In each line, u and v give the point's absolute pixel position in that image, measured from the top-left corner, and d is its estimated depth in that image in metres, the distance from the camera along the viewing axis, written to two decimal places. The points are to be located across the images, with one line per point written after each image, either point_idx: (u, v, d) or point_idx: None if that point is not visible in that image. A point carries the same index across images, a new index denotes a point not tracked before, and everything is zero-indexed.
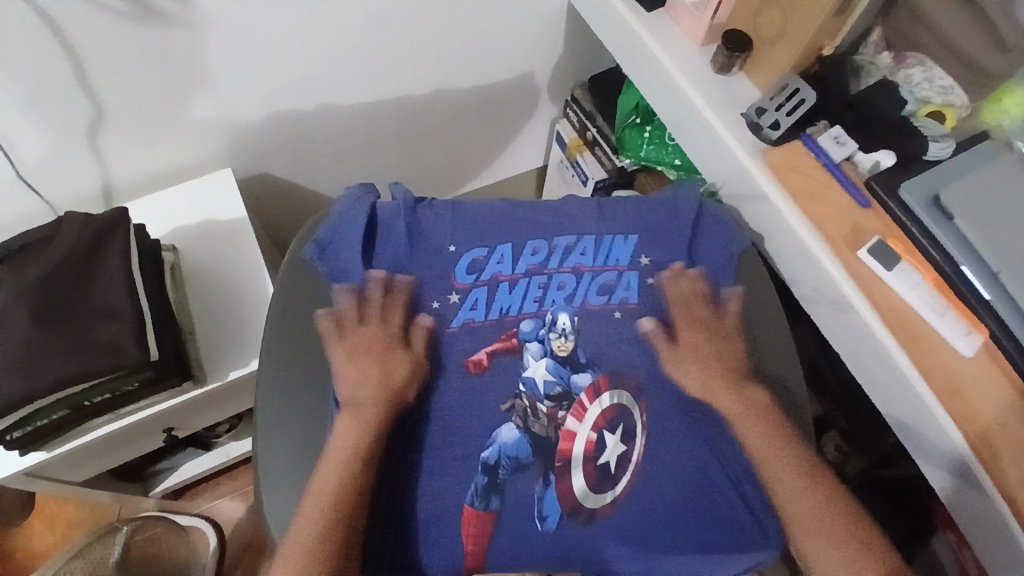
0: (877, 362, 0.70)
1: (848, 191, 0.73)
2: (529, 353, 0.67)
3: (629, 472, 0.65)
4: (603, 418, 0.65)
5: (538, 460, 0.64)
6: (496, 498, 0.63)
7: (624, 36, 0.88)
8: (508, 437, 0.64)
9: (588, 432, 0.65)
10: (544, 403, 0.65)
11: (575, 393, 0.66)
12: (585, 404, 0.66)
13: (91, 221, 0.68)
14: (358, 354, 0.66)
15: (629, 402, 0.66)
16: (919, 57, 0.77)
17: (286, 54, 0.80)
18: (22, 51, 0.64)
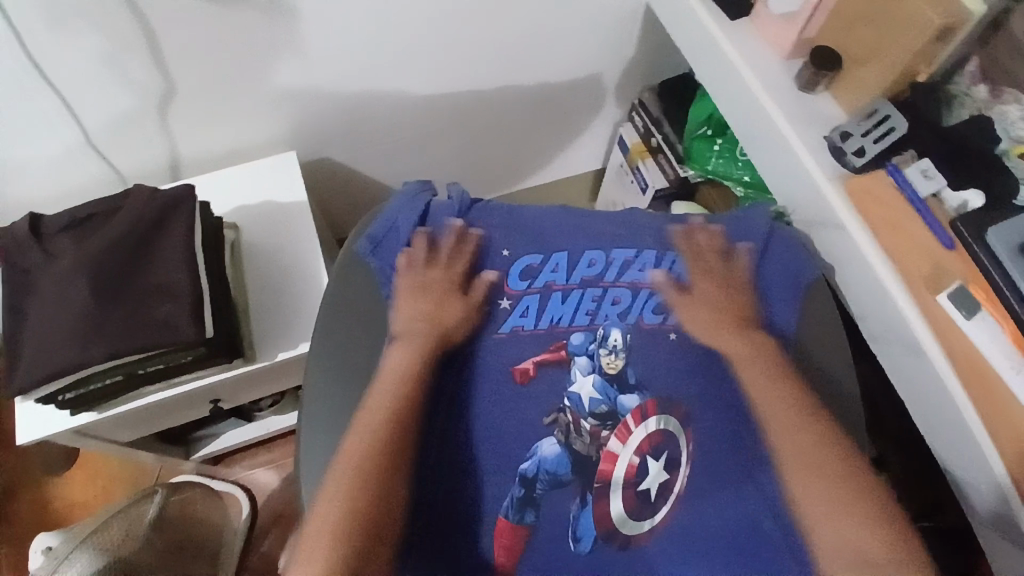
0: (944, 412, 0.66)
1: (931, 228, 0.69)
2: (578, 368, 0.66)
3: (669, 502, 0.63)
4: (648, 443, 0.64)
5: (577, 479, 0.63)
6: (532, 512, 0.61)
7: (703, 44, 0.85)
8: (549, 451, 0.63)
9: (631, 455, 0.63)
10: (588, 420, 0.64)
11: (621, 414, 0.64)
12: (630, 426, 0.64)
13: (156, 197, 0.69)
14: (411, 292, 0.69)
15: (675, 429, 0.65)
16: (1016, 94, 0.72)
17: (356, 38, 0.80)
18: (100, 19, 0.65)
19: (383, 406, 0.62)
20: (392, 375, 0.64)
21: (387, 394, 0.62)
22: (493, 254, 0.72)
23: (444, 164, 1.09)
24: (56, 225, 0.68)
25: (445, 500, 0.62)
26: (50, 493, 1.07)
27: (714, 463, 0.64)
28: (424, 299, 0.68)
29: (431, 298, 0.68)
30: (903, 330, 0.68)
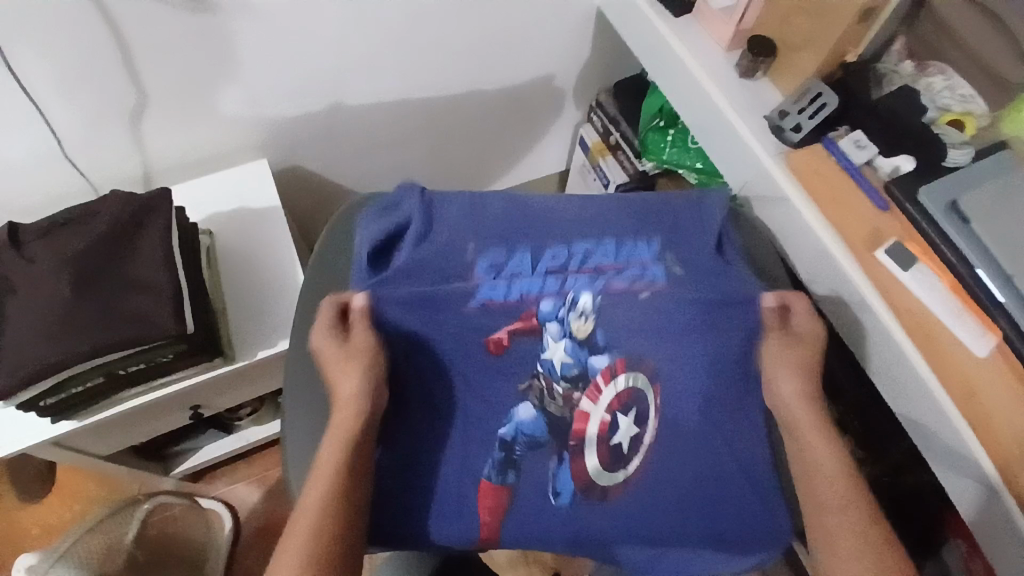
0: (893, 362, 0.70)
1: (867, 194, 0.75)
2: (549, 334, 0.66)
3: (641, 453, 0.67)
4: (618, 400, 0.66)
5: (553, 440, 0.66)
6: (513, 473, 0.66)
7: (649, 40, 0.91)
8: (525, 415, 0.66)
9: (603, 412, 0.66)
10: (561, 385, 0.66)
11: (591, 375, 0.66)
12: (600, 386, 0.66)
13: (134, 198, 0.73)
14: (343, 377, 0.63)
15: (644, 385, 0.67)
16: (940, 66, 0.79)
17: (322, 44, 0.84)
18: (73, 31, 0.69)
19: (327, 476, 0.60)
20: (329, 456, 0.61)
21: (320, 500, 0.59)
22: (459, 244, 0.70)
23: (412, 169, 1.14)
24: (33, 231, 0.70)
25: (426, 473, 0.66)
26: (26, 516, 1.06)
27: (681, 421, 0.67)
28: (351, 391, 0.63)
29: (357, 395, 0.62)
30: (847, 287, 0.72)
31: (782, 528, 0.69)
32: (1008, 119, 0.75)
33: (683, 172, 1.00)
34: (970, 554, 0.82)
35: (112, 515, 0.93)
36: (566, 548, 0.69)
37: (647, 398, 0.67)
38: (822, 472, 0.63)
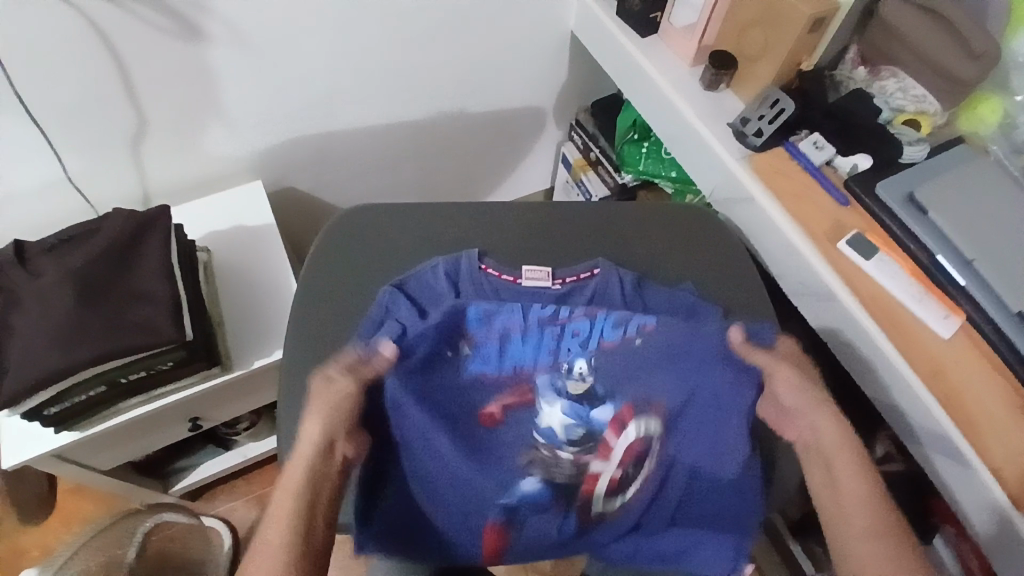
0: (860, 348, 0.73)
1: (829, 191, 0.78)
2: (543, 401, 0.64)
3: (638, 483, 0.65)
4: (628, 453, 0.64)
5: (555, 502, 0.65)
6: (517, 522, 0.65)
7: (619, 57, 0.97)
8: (523, 441, 0.64)
9: (614, 468, 0.64)
10: (566, 450, 0.64)
11: (598, 433, 0.64)
12: (610, 441, 0.64)
13: (135, 214, 0.78)
14: (310, 416, 0.61)
15: (655, 430, 0.63)
16: (893, 70, 0.84)
17: (313, 72, 0.90)
18: (78, 63, 0.74)
19: (296, 488, 0.59)
20: (300, 466, 0.60)
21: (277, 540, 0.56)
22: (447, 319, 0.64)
23: (402, 189, 1.19)
24: (39, 248, 0.75)
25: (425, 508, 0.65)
26: (25, 539, 1.08)
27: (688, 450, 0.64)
28: (318, 428, 0.60)
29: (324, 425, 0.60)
30: (814, 279, 0.75)
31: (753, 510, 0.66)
32: (962, 117, 0.82)
33: (660, 181, 1.05)
34: (958, 536, 0.83)
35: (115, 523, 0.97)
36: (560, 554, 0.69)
37: (656, 444, 0.64)
38: (844, 509, 0.61)
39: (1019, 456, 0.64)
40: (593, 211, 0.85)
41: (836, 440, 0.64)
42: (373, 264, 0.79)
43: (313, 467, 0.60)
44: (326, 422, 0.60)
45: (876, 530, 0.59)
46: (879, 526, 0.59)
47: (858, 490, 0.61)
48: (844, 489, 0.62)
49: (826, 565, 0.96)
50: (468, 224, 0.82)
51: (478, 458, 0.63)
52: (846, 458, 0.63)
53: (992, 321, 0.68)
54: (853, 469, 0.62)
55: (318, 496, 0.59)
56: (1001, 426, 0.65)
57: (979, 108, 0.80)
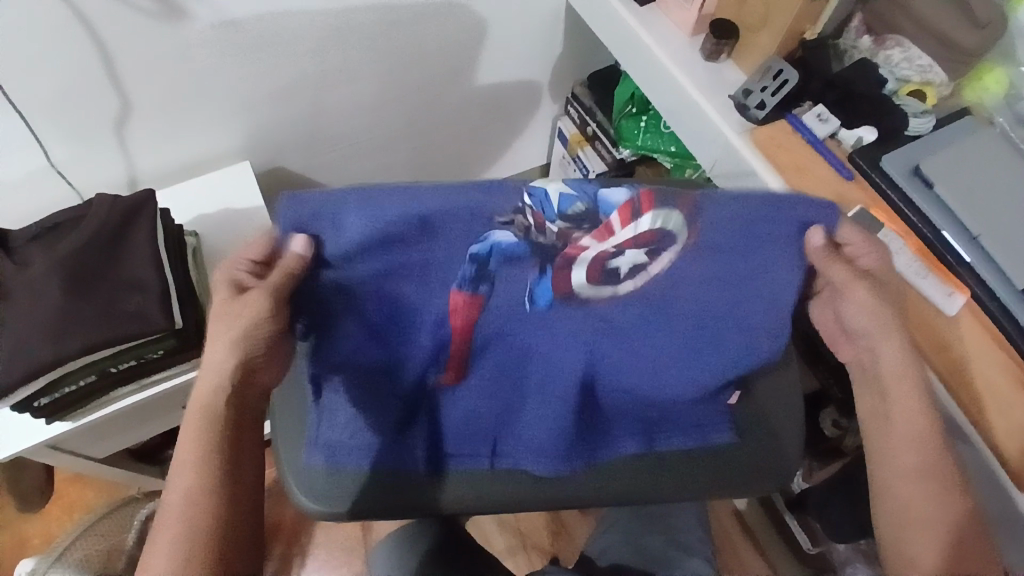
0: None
1: (833, 165, 0.77)
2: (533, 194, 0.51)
3: (638, 281, 0.56)
4: (635, 238, 0.53)
5: (534, 257, 0.54)
6: (485, 286, 0.55)
7: (617, 28, 0.94)
8: (503, 239, 0.53)
9: (608, 244, 0.53)
10: (557, 224, 0.51)
11: (602, 215, 0.52)
12: (614, 226, 0.52)
13: (118, 203, 0.76)
14: (218, 338, 0.59)
15: (676, 228, 0.52)
16: (897, 39, 0.81)
17: (301, 49, 0.87)
18: (56, 47, 0.71)
19: (196, 439, 0.59)
20: (198, 416, 0.59)
21: (188, 484, 0.58)
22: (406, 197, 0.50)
23: (395, 167, 1.17)
24: (24, 237, 0.74)
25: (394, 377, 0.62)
26: (27, 529, 1.07)
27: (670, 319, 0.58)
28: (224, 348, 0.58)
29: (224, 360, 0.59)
30: None
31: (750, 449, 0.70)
32: (967, 87, 0.79)
33: (658, 156, 1.04)
34: None
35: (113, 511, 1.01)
36: (508, 478, 0.69)
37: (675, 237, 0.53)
38: (907, 472, 0.62)
39: None
40: None
41: (905, 401, 0.62)
42: None
43: (217, 408, 0.59)
44: (227, 352, 0.58)
45: (938, 503, 0.61)
46: (930, 474, 0.62)
47: (923, 466, 0.62)
48: (909, 461, 0.62)
49: (821, 540, 1.02)
50: None
51: (445, 284, 0.55)
52: (911, 425, 0.62)
53: (996, 297, 0.67)
54: (922, 421, 0.62)
55: (244, 420, 0.62)
56: (1003, 402, 0.65)
57: (985, 78, 0.78)
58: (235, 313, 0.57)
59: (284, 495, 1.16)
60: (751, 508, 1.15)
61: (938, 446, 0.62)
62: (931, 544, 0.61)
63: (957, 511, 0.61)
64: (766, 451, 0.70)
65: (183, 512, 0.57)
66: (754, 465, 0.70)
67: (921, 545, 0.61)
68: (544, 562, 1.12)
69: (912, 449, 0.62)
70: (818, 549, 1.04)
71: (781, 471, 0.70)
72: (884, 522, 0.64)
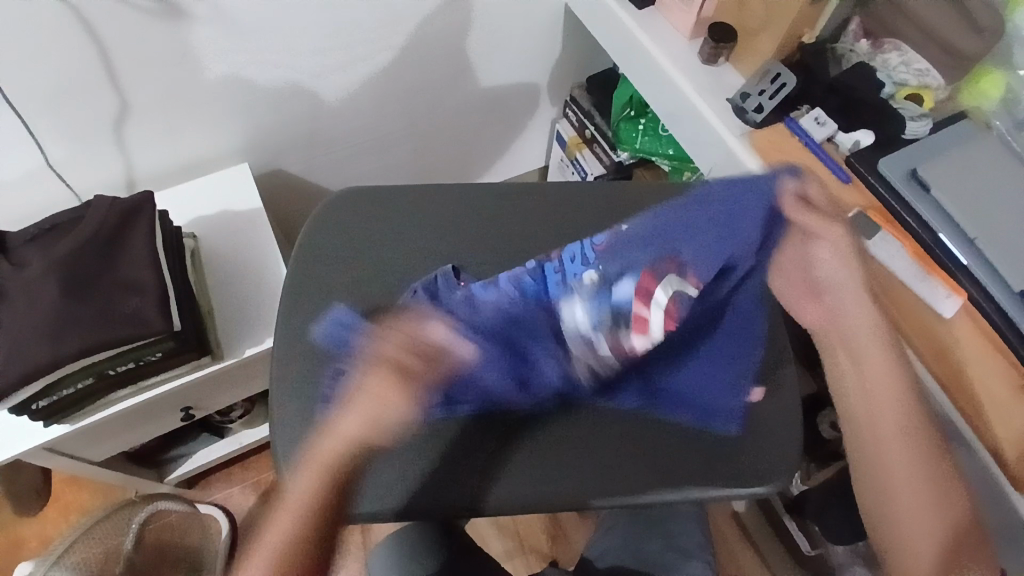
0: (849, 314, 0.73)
1: (831, 169, 0.77)
2: (579, 308, 0.65)
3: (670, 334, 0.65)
4: (668, 317, 0.63)
5: (590, 356, 0.66)
6: (546, 373, 0.66)
7: (616, 31, 0.94)
8: (572, 338, 0.65)
9: (655, 328, 0.64)
10: (602, 326, 0.64)
11: (625, 306, 0.64)
12: (643, 313, 0.64)
13: (118, 204, 0.76)
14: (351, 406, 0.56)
15: (682, 286, 0.64)
16: (895, 44, 0.83)
17: (300, 51, 0.87)
18: (56, 47, 0.71)
19: (305, 488, 0.56)
20: (321, 463, 0.56)
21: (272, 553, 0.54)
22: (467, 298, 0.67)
23: (394, 169, 1.17)
24: (22, 238, 0.74)
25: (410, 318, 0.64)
26: (24, 530, 1.07)
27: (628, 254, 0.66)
28: (394, 425, 0.56)
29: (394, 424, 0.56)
30: None
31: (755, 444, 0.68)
32: (964, 91, 0.79)
33: (656, 159, 1.04)
34: None
35: (110, 515, 1.01)
36: (536, 474, 0.67)
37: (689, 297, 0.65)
38: (892, 474, 0.61)
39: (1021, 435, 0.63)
40: (588, 191, 0.83)
41: (880, 396, 0.64)
42: (370, 248, 0.77)
43: (337, 459, 0.56)
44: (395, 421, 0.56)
45: (939, 502, 0.60)
46: (915, 461, 0.61)
47: (913, 465, 0.61)
48: (902, 461, 0.61)
49: (820, 542, 1.03)
50: (461, 209, 0.80)
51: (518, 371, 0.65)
52: (891, 419, 0.63)
53: (993, 300, 0.67)
54: (900, 401, 0.63)
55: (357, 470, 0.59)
56: (1002, 407, 0.65)
57: (981, 82, 0.78)
58: (397, 365, 0.57)
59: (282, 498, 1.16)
60: (749, 511, 1.15)
61: (920, 429, 0.62)
62: (927, 538, 0.59)
63: (957, 511, 0.60)
64: (770, 453, 0.68)
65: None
66: (750, 466, 0.67)
67: (918, 544, 0.60)
68: (542, 565, 1.12)
69: (893, 435, 0.62)
70: (817, 551, 1.04)
71: (780, 469, 0.67)
72: (869, 518, 0.63)
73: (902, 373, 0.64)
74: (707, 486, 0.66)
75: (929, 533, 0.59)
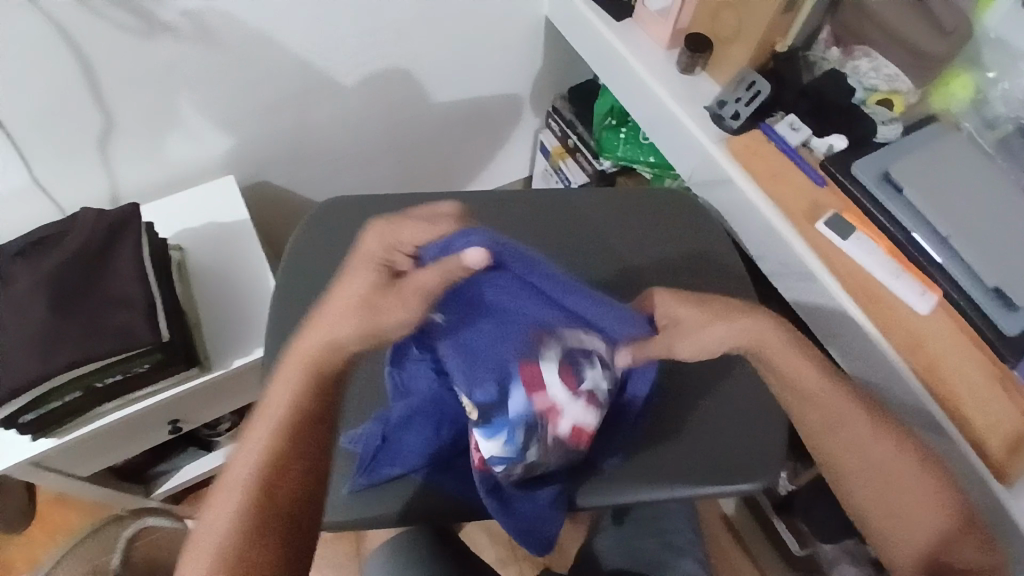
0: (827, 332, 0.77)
1: (805, 171, 0.79)
2: (489, 438, 0.58)
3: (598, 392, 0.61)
4: (568, 382, 0.58)
5: (532, 444, 0.59)
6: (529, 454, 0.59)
7: (595, 42, 0.96)
8: (517, 407, 0.57)
9: (564, 399, 0.58)
10: (529, 449, 0.59)
11: (530, 417, 0.58)
12: (547, 400, 0.58)
13: (104, 217, 0.76)
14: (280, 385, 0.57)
15: (553, 357, 0.57)
16: (865, 50, 0.85)
17: (282, 66, 0.88)
18: (41, 64, 0.72)
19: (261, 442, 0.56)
20: (268, 418, 0.57)
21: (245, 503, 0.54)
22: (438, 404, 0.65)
23: (380, 180, 1.18)
24: (7, 253, 0.74)
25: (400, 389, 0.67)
26: (10, 551, 1.06)
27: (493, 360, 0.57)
28: (354, 337, 0.53)
29: (340, 335, 0.54)
30: (793, 259, 0.76)
31: (767, 435, 0.69)
32: (934, 93, 0.82)
33: (638, 166, 1.06)
34: None
35: (98, 530, 1.03)
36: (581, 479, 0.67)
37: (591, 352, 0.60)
38: (849, 471, 0.62)
39: (1000, 424, 0.65)
40: (571, 198, 0.84)
41: (836, 409, 0.62)
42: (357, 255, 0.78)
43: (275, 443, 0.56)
44: (350, 329, 0.53)
45: (923, 481, 0.60)
46: (874, 472, 0.61)
47: (895, 458, 0.61)
48: (882, 458, 0.61)
49: (810, 541, 1.04)
50: (446, 216, 0.80)
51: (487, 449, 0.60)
52: (863, 425, 0.62)
53: (966, 294, 0.69)
54: (844, 426, 0.62)
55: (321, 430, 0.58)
56: (979, 398, 0.66)
57: (952, 83, 0.81)
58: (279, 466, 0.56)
59: None
60: (740, 511, 1.16)
61: (871, 447, 0.62)
62: (908, 545, 0.59)
63: (943, 489, 0.60)
64: (762, 442, 0.69)
65: (232, 520, 0.54)
66: (736, 461, 0.68)
67: (900, 549, 0.60)
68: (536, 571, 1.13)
69: (843, 456, 0.62)
70: (807, 551, 1.05)
71: (768, 465, 0.67)
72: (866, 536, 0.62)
73: (843, 387, 0.63)
74: (694, 483, 0.66)
75: (908, 540, 0.59)
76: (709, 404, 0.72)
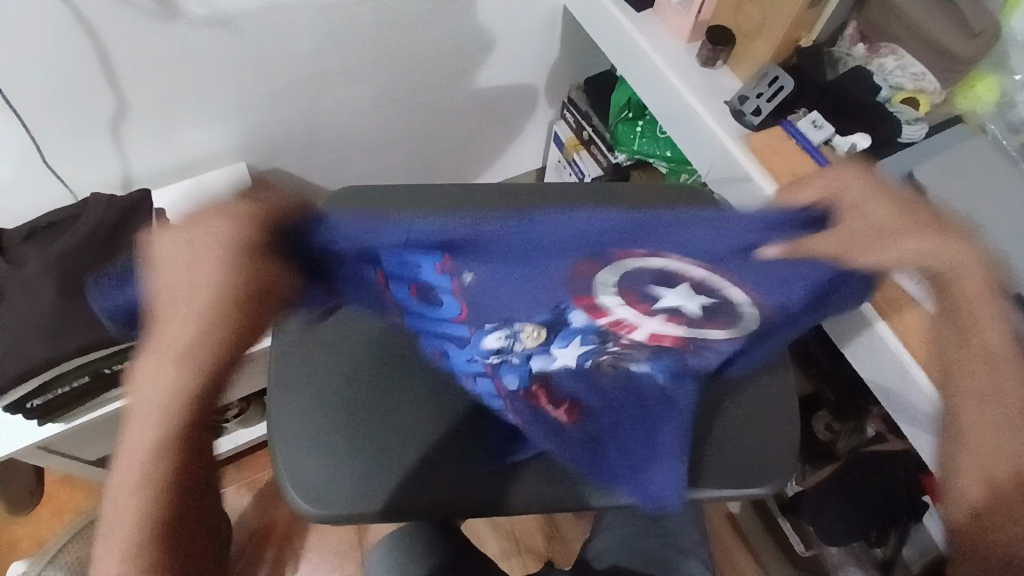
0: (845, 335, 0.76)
1: (826, 170, 0.77)
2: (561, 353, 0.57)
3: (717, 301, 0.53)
4: (641, 297, 0.51)
5: (600, 345, 0.56)
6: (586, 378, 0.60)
7: (614, 32, 0.94)
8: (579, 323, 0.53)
9: (652, 319, 0.54)
10: (602, 356, 0.58)
11: (597, 331, 0.54)
12: (632, 322, 0.53)
13: (116, 202, 0.76)
14: (181, 333, 0.47)
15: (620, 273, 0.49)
16: (892, 48, 0.82)
17: (297, 51, 0.87)
18: (53, 47, 0.71)
19: (153, 417, 0.52)
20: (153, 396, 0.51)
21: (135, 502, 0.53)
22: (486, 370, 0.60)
23: (391, 169, 1.17)
24: (18, 236, 0.74)
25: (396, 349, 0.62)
26: (18, 531, 1.07)
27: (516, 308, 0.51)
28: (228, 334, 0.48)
29: (194, 332, 0.47)
30: None
31: (780, 439, 0.69)
32: (959, 95, 0.80)
33: (653, 161, 1.05)
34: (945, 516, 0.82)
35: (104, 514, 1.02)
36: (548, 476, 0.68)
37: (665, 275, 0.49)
38: (983, 419, 0.63)
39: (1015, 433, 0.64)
40: (586, 191, 0.83)
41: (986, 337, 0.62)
42: None
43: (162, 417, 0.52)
44: (206, 321, 0.46)
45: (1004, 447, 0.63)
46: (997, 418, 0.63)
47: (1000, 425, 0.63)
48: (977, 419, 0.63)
49: (814, 543, 1.05)
50: (459, 207, 0.79)
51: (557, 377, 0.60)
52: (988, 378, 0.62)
53: None
54: (994, 378, 0.62)
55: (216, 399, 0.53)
56: None
57: (976, 87, 0.79)
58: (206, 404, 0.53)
59: (278, 497, 1.16)
60: (745, 512, 1.16)
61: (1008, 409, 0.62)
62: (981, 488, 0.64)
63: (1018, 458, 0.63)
64: (772, 444, 0.69)
65: (135, 507, 0.53)
66: (748, 466, 0.68)
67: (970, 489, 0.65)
68: (539, 565, 1.13)
69: (986, 407, 0.63)
70: (812, 552, 1.06)
71: (779, 470, 0.68)
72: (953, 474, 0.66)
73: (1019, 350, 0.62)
74: (709, 487, 0.67)
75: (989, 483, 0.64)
76: (725, 411, 0.70)
